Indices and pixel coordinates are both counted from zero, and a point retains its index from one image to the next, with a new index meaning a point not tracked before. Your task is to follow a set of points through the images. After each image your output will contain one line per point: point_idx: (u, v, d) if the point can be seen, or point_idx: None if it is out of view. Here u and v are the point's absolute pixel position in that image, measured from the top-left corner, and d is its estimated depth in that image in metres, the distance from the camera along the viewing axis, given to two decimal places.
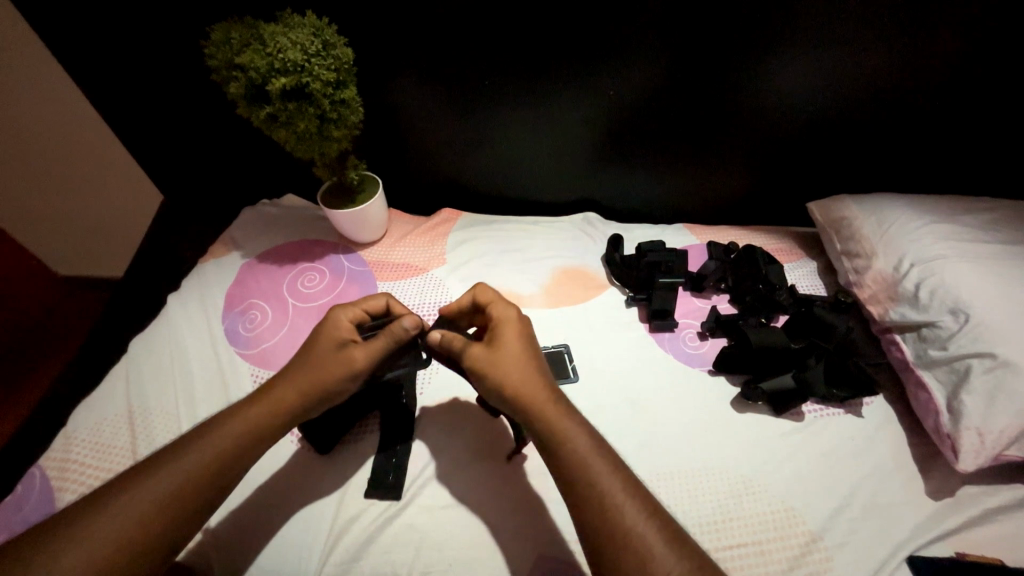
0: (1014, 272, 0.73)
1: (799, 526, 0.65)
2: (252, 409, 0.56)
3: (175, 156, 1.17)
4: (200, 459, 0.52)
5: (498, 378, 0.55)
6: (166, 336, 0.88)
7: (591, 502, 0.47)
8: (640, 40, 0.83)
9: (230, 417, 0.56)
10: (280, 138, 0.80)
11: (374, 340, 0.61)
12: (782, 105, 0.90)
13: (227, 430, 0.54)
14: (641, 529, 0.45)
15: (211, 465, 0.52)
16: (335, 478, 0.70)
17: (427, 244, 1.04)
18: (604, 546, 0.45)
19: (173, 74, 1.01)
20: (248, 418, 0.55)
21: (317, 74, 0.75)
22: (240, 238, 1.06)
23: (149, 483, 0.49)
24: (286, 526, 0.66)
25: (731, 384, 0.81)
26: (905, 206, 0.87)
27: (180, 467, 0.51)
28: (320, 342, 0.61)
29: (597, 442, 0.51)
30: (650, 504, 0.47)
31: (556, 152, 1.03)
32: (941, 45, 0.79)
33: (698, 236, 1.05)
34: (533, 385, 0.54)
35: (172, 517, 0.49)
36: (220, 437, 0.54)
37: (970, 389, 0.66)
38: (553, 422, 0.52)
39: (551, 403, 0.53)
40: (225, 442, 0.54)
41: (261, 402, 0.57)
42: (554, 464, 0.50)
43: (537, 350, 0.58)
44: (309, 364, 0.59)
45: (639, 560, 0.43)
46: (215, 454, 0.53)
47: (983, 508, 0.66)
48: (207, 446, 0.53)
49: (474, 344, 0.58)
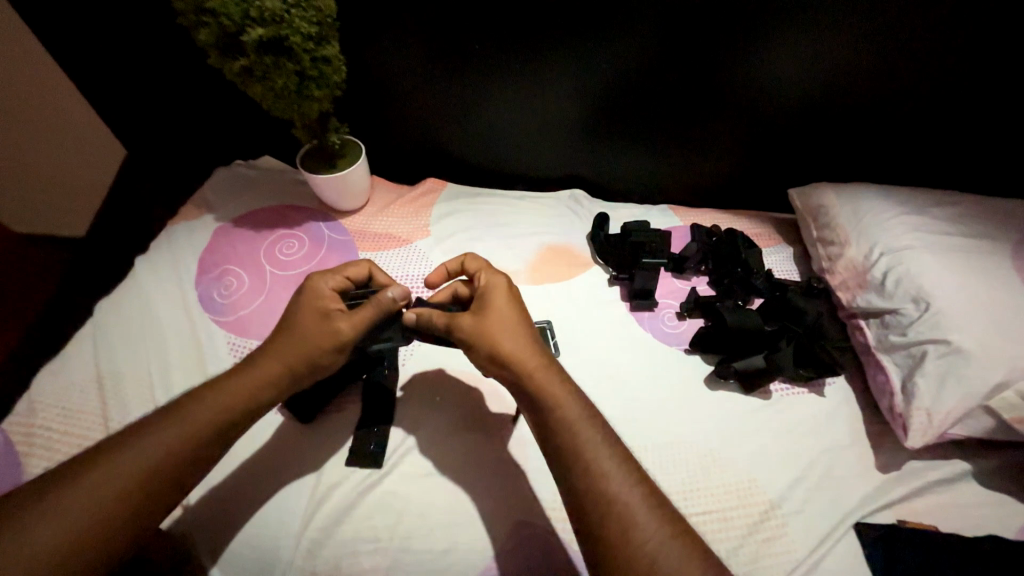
0: (973, 264, 0.77)
1: (760, 496, 0.69)
2: (234, 384, 0.55)
3: (139, 109, 1.10)
4: (180, 434, 0.51)
5: (488, 346, 0.56)
6: (135, 300, 0.85)
7: (579, 467, 0.49)
8: (636, 12, 0.81)
9: (210, 390, 0.54)
10: (256, 94, 0.76)
11: (359, 312, 0.60)
12: (773, 89, 0.90)
13: (206, 404, 0.53)
14: (627, 494, 0.47)
15: (194, 438, 0.51)
16: (317, 446, 0.71)
17: (410, 215, 1.02)
18: (591, 510, 0.47)
19: (134, 17, 0.93)
20: (231, 394, 0.54)
21: (297, 27, 0.71)
22: (213, 200, 1.01)
23: (127, 457, 0.48)
24: (266, 492, 0.66)
25: (705, 363, 0.84)
26: (880, 197, 0.90)
27: (160, 441, 0.50)
28: (304, 313, 0.59)
29: (587, 409, 0.53)
30: (634, 470, 0.49)
31: (546, 126, 1.01)
32: (930, 38, 0.80)
33: (682, 217, 1.07)
34: (525, 352, 0.55)
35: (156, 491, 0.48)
36: (200, 410, 0.53)
37: (924, 373, 0.70)
38: (545, 389, 0.53)
39: (543, 368, 0.55)
40: (206, 416, 0.52)
41: (244, 376, 0.56)
42: (544, 432, 0.52)
43: (528, 317, 0.60)
44: (294, 335, 0.58)
45: (624, 522, 0.46)
46: (196, 428, 0.51)
47: (924, 481, 0.71)
48: (188, 421, 0.52)
49: (463, 313, 0.59)
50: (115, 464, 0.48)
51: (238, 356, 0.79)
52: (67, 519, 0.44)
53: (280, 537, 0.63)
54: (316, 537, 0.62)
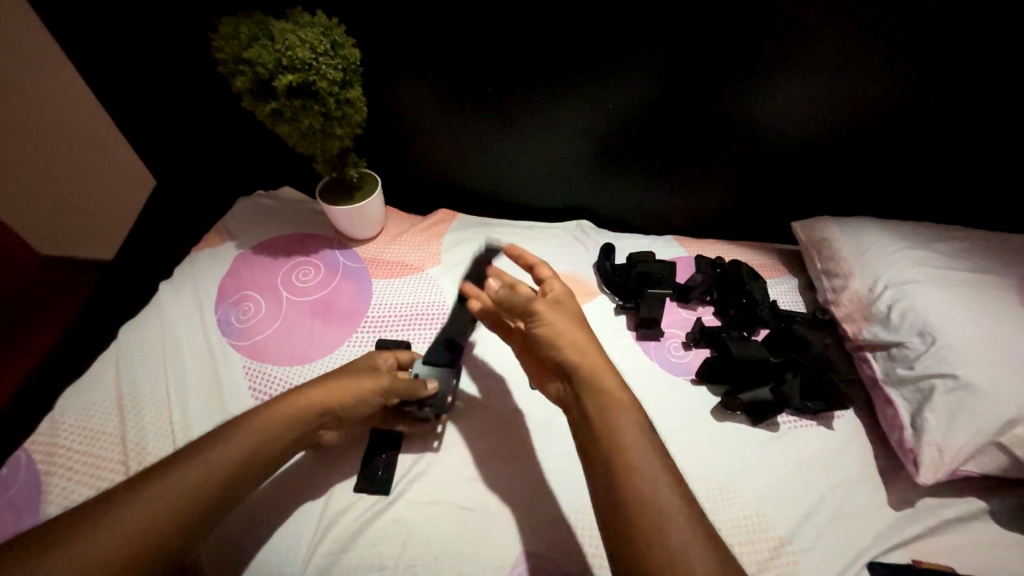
0: (980, 299, 0.77)
1: (769, 531, 0.68)
2: (254, 433, 0.58)
3: (173, 144, 1.17)
4: (193, 481, 0.52)
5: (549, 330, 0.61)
6: (157, 324, 0.88)
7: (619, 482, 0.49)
8: (640, 57, 0.87)
9: (233, 437, 0.57)
10: (283, 132, 0.81)
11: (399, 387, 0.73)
12: (772, 125, 0.94)
13: (225, 453, 0.55)
14: (659, 488, 0.47)
15: (226, 476, 0.54)
16: (325, 469, 0.72)
17: (423, 244, 1.05)
18: (629, 526, 0.46)
19: (176, 63, 1.01)
20: (245, 442, 0.57)
21: (324, 73, 0.76)
22: (235, 228, 1.06)
23: (139, 504, 0.48)
24: (276, 520, 0.67)
25: (713, 394, 0.84)
26: (883, 231, 0.91)
27: (178, 484, 0.51)
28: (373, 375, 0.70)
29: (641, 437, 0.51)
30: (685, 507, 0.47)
31: (553, 161, 1.06)
32: (918, 80, 0.84)
33: (687, 248, 1.09)
34: (579, 334, 0.59)
35: (193, 524, 0.50)
36: (218, 458, 0.54)
37: (933, 408, 0.70)
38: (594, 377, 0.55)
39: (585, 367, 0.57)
40: (226, 460, 0.55)
41: (275, 416, 0.61)
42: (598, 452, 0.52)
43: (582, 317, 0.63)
44: (347, 388, 0.67)
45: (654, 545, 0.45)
46: (222, 469, 0.54)
47: (940, 519, 0.70)
48: (208, 464, 0.53)
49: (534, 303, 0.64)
50: (143, 502, 0.48)
51: (253, 381, 0.82)
52: (102, 547, 0.45)
53: (286, 562, 0.63)
54: (322, 563, 0.63)
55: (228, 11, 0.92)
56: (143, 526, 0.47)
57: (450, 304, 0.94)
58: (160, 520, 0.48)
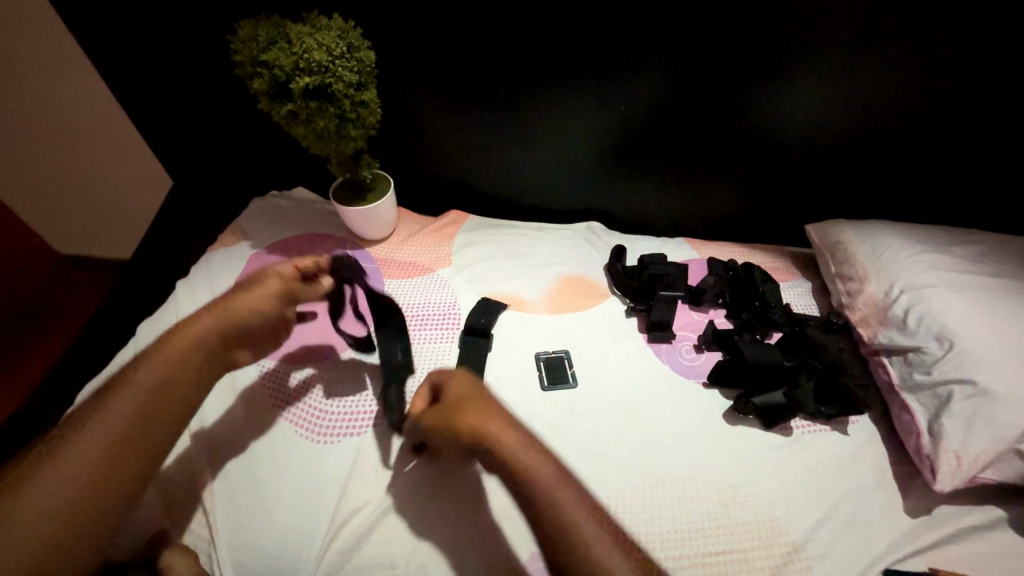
0: (998, 304, 0.76)
1: (782, 536, 0.68)
2: (157, 373, 0.59)
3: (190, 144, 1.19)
4: (105, 433, 0.54)
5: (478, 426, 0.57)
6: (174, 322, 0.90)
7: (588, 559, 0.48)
8: (654, 59, 0.87)
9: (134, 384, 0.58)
10: (299, 134, 0.82)
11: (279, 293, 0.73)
12: (786, 128, 0.93)
13: (129, 399, 0.57)
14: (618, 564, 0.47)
15: (140, 417, 0.56)
16: (303, 437, 0.76)
17: (434, 245, 1.06)
18: None
19: (195, 65, 1.03)
20: (148, 384, 0.58)
21: (340, 75, 0.77)
22: (249, 228, 1.07)
23: (60, 464, 0.51)
24: (253, 475, 0.71)
25: (725, 398, 0.83)
26: (899, 234, 0.90)
27: (90, 440, 0.53)
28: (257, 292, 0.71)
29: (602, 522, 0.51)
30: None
31: (565, 163, 1.06)
32: (935, 83, 0.84)
33: (699, 250, 1.08)
34: (480, 411, 0.58)
35: (123, 467, 0.54)
36: (125, 406, 0.56)
37: (951, 414, 0.69)
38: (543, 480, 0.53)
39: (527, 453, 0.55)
40: (133, 405, 0.56)
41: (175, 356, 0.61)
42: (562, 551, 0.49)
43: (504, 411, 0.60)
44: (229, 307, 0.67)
45: None
46: (125, 416, 0.55)
47: (956, 526, 0.69)
48: (90, 440, 0.53)
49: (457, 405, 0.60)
50: (63, 461, 0.51)
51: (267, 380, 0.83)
52: (44, 508, 0.48)
53: (299, 560, 0.64)
54: (334, 561, 0.64)
55: (247, 14, 0.93)
56: (74, 477, 0.51)
57: (461, 305, 0.94)
58: (87, 474, 0.51)
